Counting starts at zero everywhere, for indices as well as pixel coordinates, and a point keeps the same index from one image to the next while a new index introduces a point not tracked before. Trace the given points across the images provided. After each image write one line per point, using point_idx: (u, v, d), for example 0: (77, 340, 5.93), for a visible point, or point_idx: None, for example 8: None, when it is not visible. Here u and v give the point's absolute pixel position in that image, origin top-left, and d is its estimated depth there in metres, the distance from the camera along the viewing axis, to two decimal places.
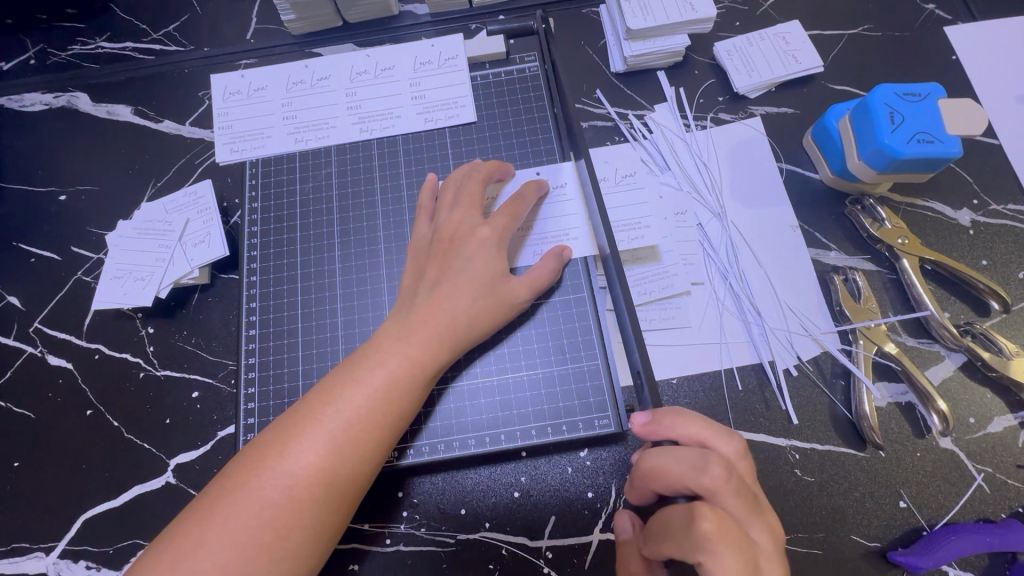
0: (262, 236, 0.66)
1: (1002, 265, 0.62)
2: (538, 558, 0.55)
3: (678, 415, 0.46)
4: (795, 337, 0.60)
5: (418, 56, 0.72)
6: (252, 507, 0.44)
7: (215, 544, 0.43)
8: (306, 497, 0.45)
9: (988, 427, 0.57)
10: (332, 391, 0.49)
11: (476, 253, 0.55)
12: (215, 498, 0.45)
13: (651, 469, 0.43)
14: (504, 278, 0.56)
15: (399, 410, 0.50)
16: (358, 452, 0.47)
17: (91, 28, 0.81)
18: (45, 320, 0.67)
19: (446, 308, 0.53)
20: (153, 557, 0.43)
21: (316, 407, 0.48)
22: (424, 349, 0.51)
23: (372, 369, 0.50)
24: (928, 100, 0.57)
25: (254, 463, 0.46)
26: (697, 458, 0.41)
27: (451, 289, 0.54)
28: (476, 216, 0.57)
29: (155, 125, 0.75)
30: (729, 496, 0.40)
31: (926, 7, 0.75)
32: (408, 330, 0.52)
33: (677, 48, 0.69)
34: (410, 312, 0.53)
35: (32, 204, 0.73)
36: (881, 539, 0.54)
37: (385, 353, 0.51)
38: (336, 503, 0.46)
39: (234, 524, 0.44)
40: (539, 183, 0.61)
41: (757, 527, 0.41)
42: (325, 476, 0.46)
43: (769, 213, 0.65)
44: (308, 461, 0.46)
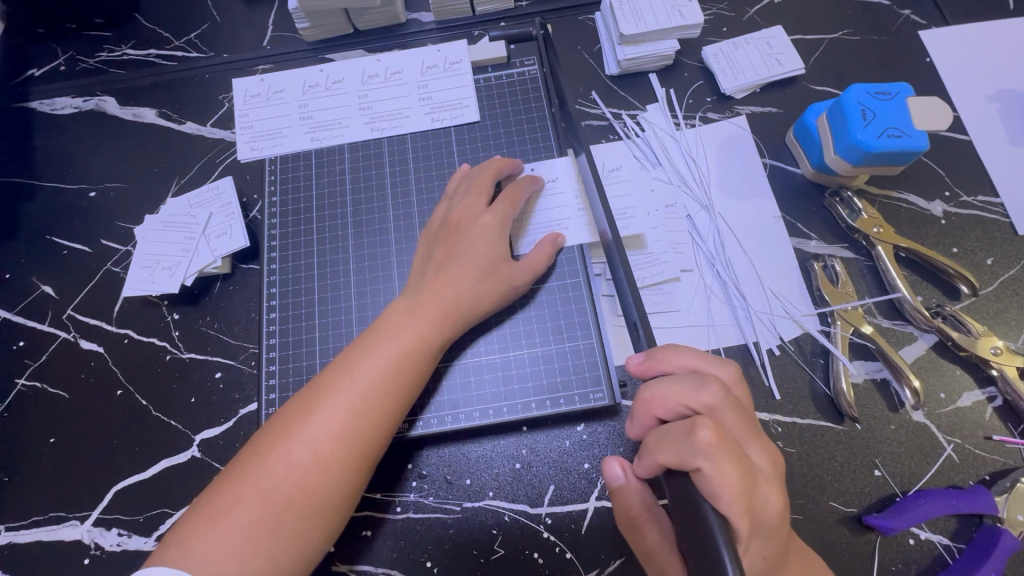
0: (281, 228, 0.71)
1: (971, 252, 0.66)
2: (539, 523, 0.59)
3: (672, 349, 0.48)
4: (778, 319, 0.65)
5: (426, 61, 0.77)
6: (281, 468, 0.49)
7: (248, 503, 0.48)
8: (326, 459, 0.50)
9: (957, 402, 0.61)
10: (347, 365, 0.54)
11: (479, 237, 0.60)
12: (247, 463, 0.50)
13: (653, 395, 0.45)
14: (505, 261, 0.60)
15: (410, 379, 0.55)
16: (373, 417, 0.52)
17: (117, 37, 0.86)
18: (78, 308, 0.72)
19: (451, 288, 0.58)
20: (194, 517, 0.48)
21: (333, 380, 0.53)
22: (431, 325, 0.56)
23: (385, 342, 0.55)
24: (897, 99, 0.62)
25: (280, 431, 0.51)
26: (697, 379, 0.44)
27: (456, 270, 0.58)
28: (481, 204, 0.62)
29: (179, 127, 0.80)
30: (728, 412, 0.43)
31: (903, 13, 0.79)
32: (416, 308, 0.57)
33: (667, 51, 0.74)
34: (419, 292, 0.58)
35: (64, 201, 0.78)
36: (857, 505, 0.58)
37: (394, 328, 0.56)
38: (356, 464, 0.51)
39: (264, 484, 0.48)
40: (535, 178, 0.66)
41: (754, 446, 0.43)
42: (346, 439, 0.51)
43: (753, 205, 0.70)
44: (328, 426, 0.50)
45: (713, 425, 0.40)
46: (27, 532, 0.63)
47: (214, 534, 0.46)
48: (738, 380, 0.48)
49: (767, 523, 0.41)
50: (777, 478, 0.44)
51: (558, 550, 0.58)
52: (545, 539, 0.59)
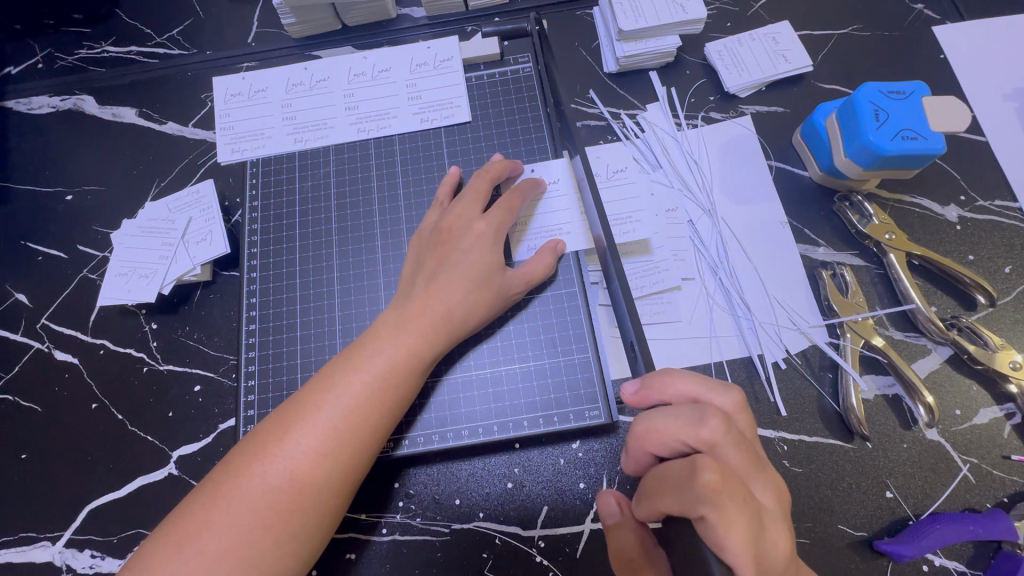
0: (263, 234, 0.68)
1: (988, 260, 0.63)
2: (531, 547, 0.56)
3: (668, 374, 0.45)
4: (784, 331, 0.61)
5: (415, 58, 0.73)
6: (255, 490, 0.46)
7: (220, 527, 0.45)
8: (305, 481, 0.47)
9: (973, 419, 0.58)
10: (330, 380, 0.50)
11: (472, 247, 0.57)
12: (220, 484, 0.47)
13: (648, 430, 0.42)
14: (500, 270, 0.57)
15: (397, 396, 0.52)
16: (356, 437, 0.49)
17: (97, 33, 0.83)
18: (52, 317, 0.69)
19: (442, 299, 0.55)
20: (161, 541, 0.45)
21: (314, 396, 0.50)
22: (421, 339, 0.53)
23: (370, 356, 0.52)
24: (913, 98, 0.58)
25: (256, 450, 0.48)
26: (695, 413, 0.40)
27: (448, 280, 0.55)
28: (477, 210, 0.59)
29: (159, 127, 0.77)
30: (730, 449, 0.39)
31: (915, 8, 0.76)
32: (405, 320, 0.54)
33: (668, 48, 0.71)
34: (408, 302, 0.55)
35: (40, 204, 0.75)
36: (868, 529, 0.55)
37: (382, 341, 0.53)
38: (337, 487, 0.48)
39: (239, 506, 0.45)
40: (536, 182, 0.62)
41: (758, 483, 0.40)
42: (326, 461, 0.47)
43: (758, 210, 0.66)
44: (309, 446, 0.47)
45: (716, 467, 0.37)
46: None
47: (182, 561, 0.44)
48: (740, 409, 0.44)
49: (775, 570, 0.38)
50: (781, 515, 0.41)
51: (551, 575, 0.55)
52: (537, 563, 0.56)
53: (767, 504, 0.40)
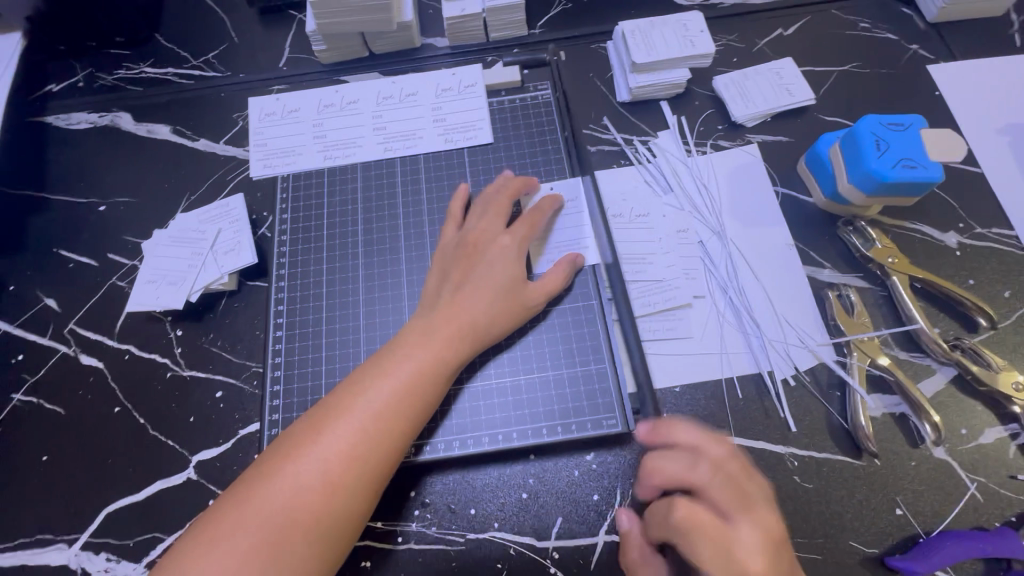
0: (291, 245, 0.70)
1: (988, 284, 0.65)
2: (546, 557, 0.57)
3: (676, 422, 0.52)
4: (793, 348, 0.63)
5: (440, 83, 0.78)
6: (287, 490, 0.47)
7: (251, 525, 0.46)
8: (336, 483, 0.48)
9: (980, 438, 0.59)
10: (360, 384, 0.52)
11: (496, 259, 0.60)
12: (251, 484, 0.48)
13: (649, 470, 0.50)
14: (522, 283, 0.60)
15: (424, 401, 0.53)
16: (385, 439, 0.50)
17: (136, 55, 0.87)
18: (80, 322, 0.71)
19: (466, 308, 0.57)
20: (192, 539, 0.46)
21: (345, 400, 0.51)
22: (447, 346, 0.55)
23: (399, 362, 0.54)
24: (911, 130, 0.62)
25: (288, 450, 0.49)
26: (688, 459, 0.49)
27: (472, 290, 0.58)
28: (498, 225, 0.63)
29: (191, 143, 0.81)
30: (716, 489, 0.47)
31: (911, 48, 0.81)
32: (432, 328, 0.56)
33: (679, 80, 0.75)
34: (434, 312, 0.58)
35: (73, 214, 0.77)
36: (879, 546, 0.56)
37: (410, 348, 0.55)
38: (364, 489, 0.49)
39: (270, 506, 0.46)
40: (556, 199, 0.67)
41: (740, 522, 0.45)
42: (355, 462, 0.49)
43: (767, 233, 0.69)
44: (339, 447, 0.49)
45: (689, 507, 0.46)
46: (12, 554, 0.60)
47: (211, 558, 0.44)
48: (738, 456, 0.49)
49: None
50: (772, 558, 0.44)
51: None
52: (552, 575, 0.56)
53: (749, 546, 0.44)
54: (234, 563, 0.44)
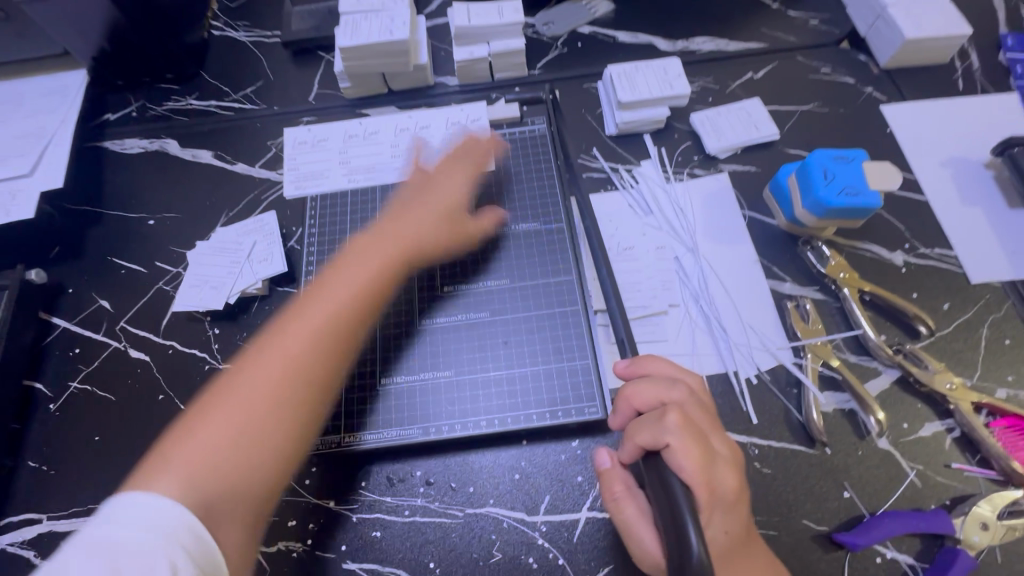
0: (317, 256, 0.81)
1: (930, 297, 0.74)
2: (534, 530, 0.64)
3: (653, 358, 0.58)
4: (756, 351, 0.72)
5: (450, 118, 0.89)
6: (249, 389, 0.57)
7: (221, 417, 0.55)
8: (298, 371, 0.59)
9: (919, 431, 0.67)
10: (308, 303, 0.64)
11: (449, 184, 0.78)
12: (215, 392, 0.58)
13: (634, 391, 0.53)
14: (458, 212, 0.77)
15: (383, 270, 0.68)
16: (342, 319, 0.63)
17: (184, 89, 1.00)
18: (130, 321, 0.80)
19: (400, 238, 0.72)
20: (167, 443, 0.54)
21: (300, 309, 0.64)
22: (386, 254, 0.70)
23: (340, 282, 0.66)
24: (854, 163, 0.72)
25: (246, 364, 0.60)
26: (668, 381, 0.53)
27: (401, 233, 0.72)
28: (411, 198, 0.77)
29: (231, 166, 0.92)
30: (695, 407, 0.52)
31: (866, 90, 0.91)
32: (362, 259, 0.69)
33: (660, 116, 0.86)
34: (349, 251, 0.71)
35: (125, 227, 0.88)
36: (828, 524, 0.63)
37: (344, 273, 0.67)
38: (316, 375, 0.60)
39: (235, 401, 0.56)
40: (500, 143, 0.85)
41: (715, 434, 0.51)
42: (307, 358, 0.60)
43: (734, 250, 0.79)
44: (291, 349, 0.60)
45: (679, 413, 0.48)
46: (66, 522, 0.69)
47: (187, 449, 0.53)
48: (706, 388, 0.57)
49: (727, 499, 0.47)
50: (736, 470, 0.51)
51: (552, 555, 0.63)
52: (539, 545, 0.63)
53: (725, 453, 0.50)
54: (214, 435, 0.54)
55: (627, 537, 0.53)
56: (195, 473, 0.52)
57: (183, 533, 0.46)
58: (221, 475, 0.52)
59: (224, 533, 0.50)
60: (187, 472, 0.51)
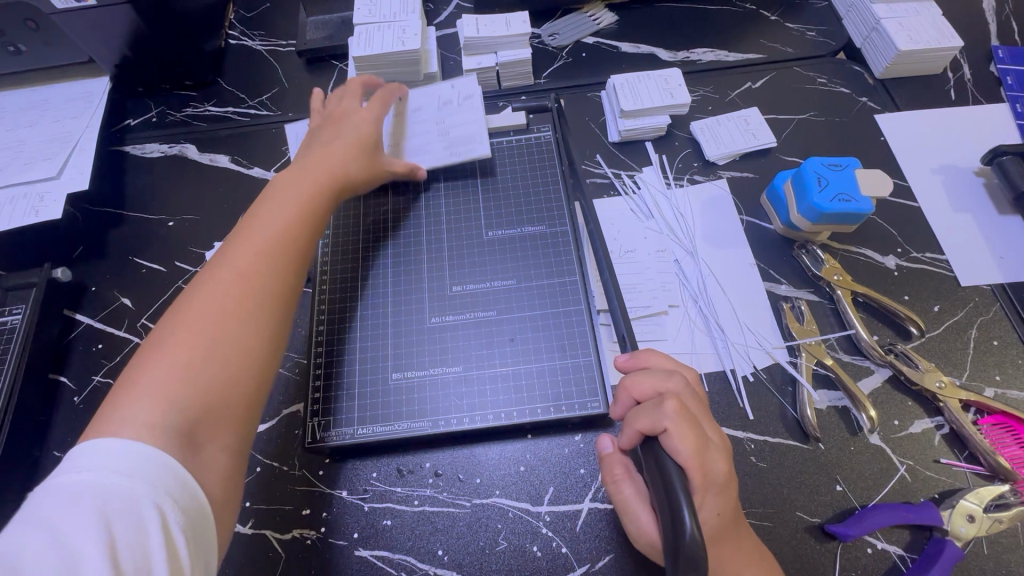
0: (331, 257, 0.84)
1: (921, 299, 0.77)
2: (539, 519, 0.67)
3: (650, 352, 0.61)
4: (752, 350, 0.75)
5: (441, 97, 0.90)
6: (195, 315, 0.58)
7: (174, 344, 0.56)
8: (248, 296, 0.61)
9: (909, 428, 0.69)
10: (240, 236, 0.66)
11: (355, 122, 0.79)
12: (163, 327, 0.58)
13: (632, 380, 0.56)
14: (370, 141, 0.79)
15: (314, 201, 0.71)
16: (285, 248, 0.66)
17: (202, 96, 1.04)
18: (151, 318, 0.84)
19: (313, 169, 0.74)
20: (123, 380, 0.54)
21: (233, 247, 0.65)
22: (313, 183, 0.72)
23: (269, 215, 0.68)
24: (847, 170, 0.75)
25: (186, 299, 0.60)
26: (666, 371, 0.56)
27: (299, 171, 0.74)
28: (328, 135, 0.79)
29: (247, 170, 0.95)
30: (689, 397, 0.54)
31: (861, 100, 0.94)
32: (288, 192, 0.71)
33: (661, 124, 0.89)
34: (272, 190, 0.72)
35: (146, 228, 0.92)
36: (821, 516, 0.66)
37: (271, 207, 0.69)
38: (264, 294, 0.62)
39: (187, 329, 0.57)
40: (401, 88, 0.89)
41: (707, 422, 0.54)
42: (248, 282, 0.62)
43: (732, 253, 0.82)
44: (233, 278, 0.62)
45: (677, 399, 0.51)
46: None
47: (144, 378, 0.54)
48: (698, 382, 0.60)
49: (721, 484, 0.50)
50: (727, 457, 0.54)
51: (555, 544, 0.66)
52: (543, 534, 0.66)
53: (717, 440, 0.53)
54: (171, 363, 0.55)
55: (624, 516, 0.56)
56: (162, 401, 0.53)
57: (170, 482, 0.48)
58: (184, 395, 0.54)
59: (208, 452, 0.54)
60: (155, 401, 0.52)
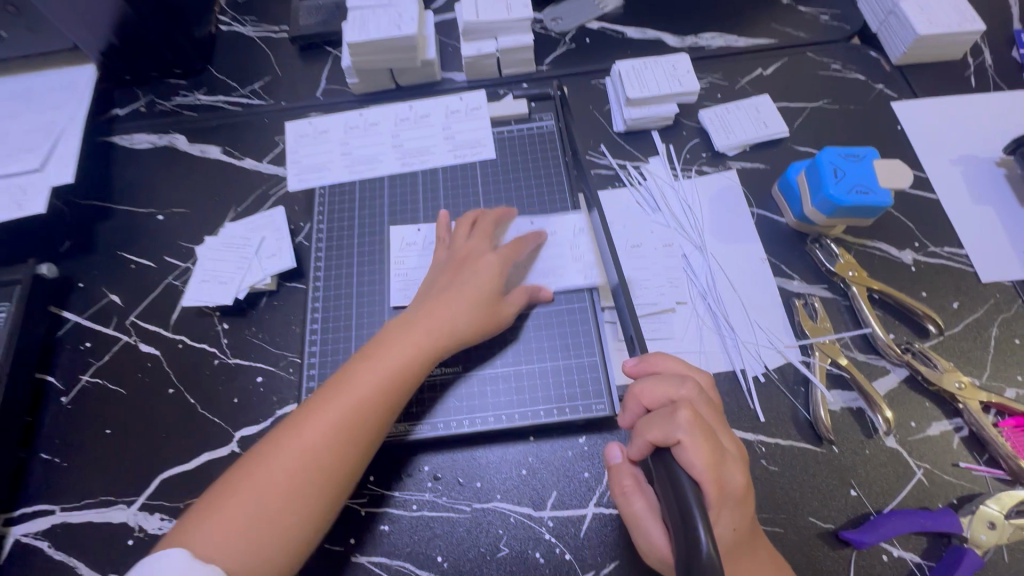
0: (325, 252, 0.81)
1: (939, 296, 0.74)
2: (541, 525, 0.65)
3: (661, 354, 0.57)
4: (763, 349, 0.72)
5: (450, 107, 0.90)
6: (281, 460, 0.57)
7: (254, 492, 0.56)
8: (327, 455, 0.58)
9: (927, 430, 0.67)
10: (344, 380, 0.62)
11: (478, 273, 0.69)
12: (251, 463, 0.58)
13: (642, 388, 0.53)
14: (496, 297, 0.69)
15: (415, 365, 0.64)
16: (369, 423, 0.60)
17: (192, 85, 1.00)
18: (140, 315, 0.81)
19: (445, 315, 0.66)
20: (206, 505, 0.55)
21: (333, 388, 0.61)
22: (419, 347, 0.64)
23: (382, 357, 0.63)
24: (864, 160, 0.71)
25: (284, 433, 0.59)
26: (677, 377, 0.53)
27: (455, 296, 0.67)
28: (484, 246, 0.72)
29: (239, 162, 0.92)
30: (701, 404, 0.51)
31: (877, 87, 0.91)
32: (411, 327, 0.66)
33: (668, 113, 0.85)
34: (417, 311, 0.67)
35: (135, 221, 0.89)
36: (835, 522, 0.63)
37: (389, 343, 0.64)
38: (347, 451, 0.59)
39: (270, 477, 0.56)
40: (539, 234, 0.75)
41: (721, 431, 0.51)
42: (333, 437, 0.58)
43: (742, 248, 0.79)
44: (324, 426, 0.59)
45: (691, 408, 0.48)
46: (79, 512, 0.70)
47: (223, 517, 0.54)
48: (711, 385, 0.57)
49: (734, 497, 0.48)
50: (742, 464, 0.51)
51: (558, 550, 0.63)
52: (546, 540, 0.64)
53: (731, 449, 0.51)
54: (238, 524, 0.54)
55: (634, 528, 0.53)
56: (221, 547, 0.53)
57: None
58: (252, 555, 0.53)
59: None
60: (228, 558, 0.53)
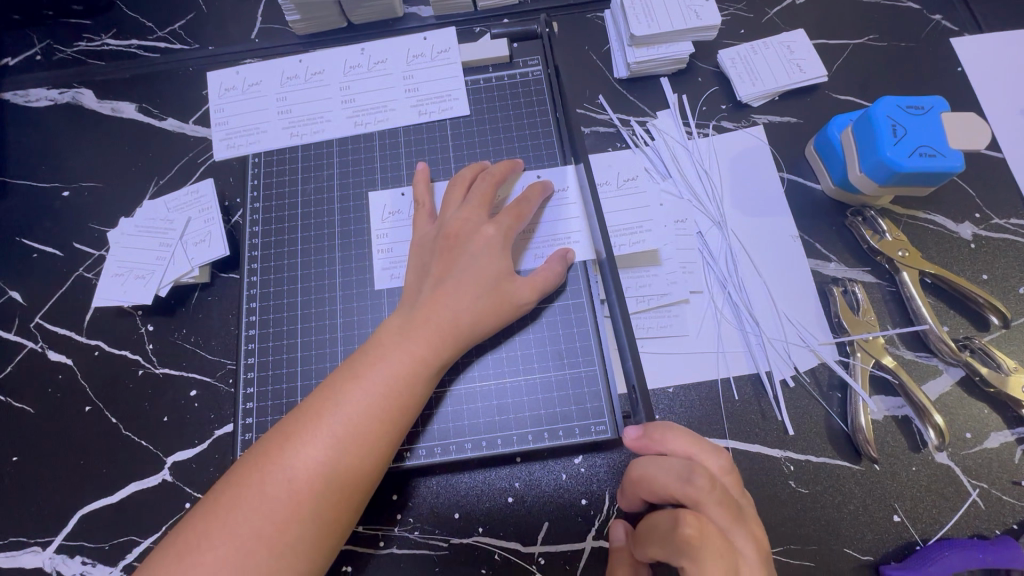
0: (264, 236, 0.67)
1: (1003, 279, 0.62)
2: (531, 563, 0.55)
3: (667, 428, 0.46)
4: (793, 347, 0.60)
5: (411, 49, 0.73)
6: (255, 501, 0.44)
7: (220, 543, 0.43)
8: (324, 489, 0.45)
9: (984, 443, 0.56)
10: (333, 394, 0.49)
11: (481, 252, 0.56)
12: (216, 503, 0.45)
13: (639, 478, 0.44)
14: (509, 278, 0.56)
15: (422, 373, 0.51)
16: (369, 449, 0.47)
17: (96, 25, 0.81)
18: (47, 317, 0.67)
19: (448, 307, 0.53)
20: (157, 562, 0.43)
21: (320, 403, 0.48)
22: (427, 347, 0.52)
23: (378, 366, 0.50)
24: (931, 114, 0.57)
25: (258, 462, 0.46)
26: (683, 467, 0.42)
27: (456, 285, 0.54)
28: (482, 215, 0.58)
29: (159, 123, 0.75)
30: (713, 505, 0.41)
31: (934, 18, 0.74)
32: (411, 327, 0.53)
33: (682, 55, 0.69)
34: (415, 308, 0.54)
35: (36, 200, 0.73)
36: (874, 553, 0.54)
37: (385, 349, 0.51)
38: (343, 487, 0.46)
39: (241, 525, 0.43)
40: (545, 186, 0.62)
41: (737, 539, 0.41)
42: (324, 469, 0.46)
43: (770, 224, 0.65)
44: (312, 455, 0.46)
45: (697, 522, 0.39)
46: None
47: None
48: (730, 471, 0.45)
49: None
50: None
51: None
52: None
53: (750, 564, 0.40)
54: None
55: None
56: None
57: None
58: None
59: None
60: None
